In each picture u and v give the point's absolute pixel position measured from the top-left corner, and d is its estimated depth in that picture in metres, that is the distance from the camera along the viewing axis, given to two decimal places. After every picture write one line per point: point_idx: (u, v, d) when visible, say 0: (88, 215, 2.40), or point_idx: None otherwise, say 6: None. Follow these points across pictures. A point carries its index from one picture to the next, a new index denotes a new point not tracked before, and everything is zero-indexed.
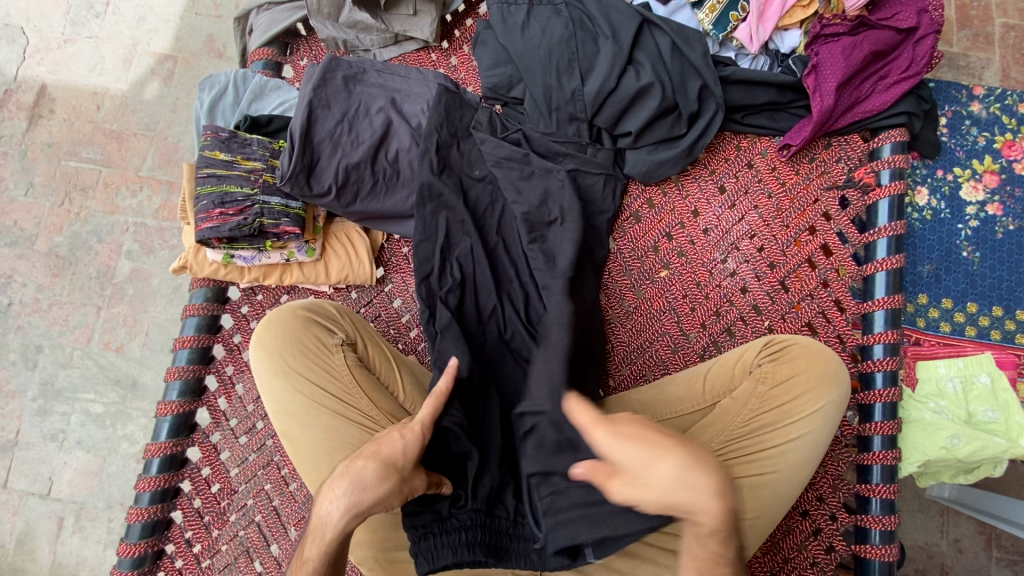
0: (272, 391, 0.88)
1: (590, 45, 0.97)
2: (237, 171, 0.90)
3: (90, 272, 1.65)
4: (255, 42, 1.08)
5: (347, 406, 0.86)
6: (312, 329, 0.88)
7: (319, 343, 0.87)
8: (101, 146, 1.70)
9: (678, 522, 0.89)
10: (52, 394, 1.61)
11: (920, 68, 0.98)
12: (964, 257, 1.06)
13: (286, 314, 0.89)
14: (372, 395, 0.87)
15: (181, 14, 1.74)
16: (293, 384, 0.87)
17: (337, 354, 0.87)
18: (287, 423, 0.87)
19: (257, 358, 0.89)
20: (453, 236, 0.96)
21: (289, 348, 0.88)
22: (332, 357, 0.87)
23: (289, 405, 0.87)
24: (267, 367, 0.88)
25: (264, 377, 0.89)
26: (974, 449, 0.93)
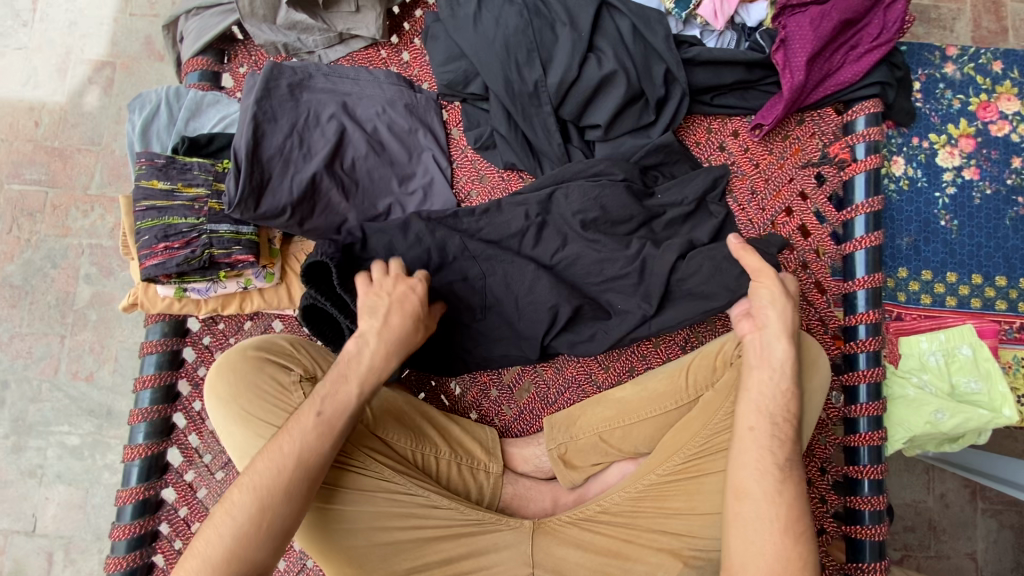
0: (234, 440, 0.83)
1: (548, 32, 0.91)
2: (179, 200, 0.84)
3: (49, 300, 1.57)
4: (186, 52, 1.00)
5: None
6: (262, 368, 0.83)
7: (275, 383, 0.83)
8: (44, 165, 1.60)
9: (668, 521, 0.88)
10: (25, 430, 1.55)
11: (892, 35, 0.94)
12: (943, 226, 1.04)
13: (235, 357, 0.84)
14: None
15: (115, 16, 1.62)
16: (255, 431, 0.82)
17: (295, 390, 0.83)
18: None
19: (214, 409, 0.85)
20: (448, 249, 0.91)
21: (244, 394, 0.83)
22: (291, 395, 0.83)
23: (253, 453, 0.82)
24: (224, 417, 0.84)
25: (226, 427, 0.84)
26: (960, 422, 0.93)
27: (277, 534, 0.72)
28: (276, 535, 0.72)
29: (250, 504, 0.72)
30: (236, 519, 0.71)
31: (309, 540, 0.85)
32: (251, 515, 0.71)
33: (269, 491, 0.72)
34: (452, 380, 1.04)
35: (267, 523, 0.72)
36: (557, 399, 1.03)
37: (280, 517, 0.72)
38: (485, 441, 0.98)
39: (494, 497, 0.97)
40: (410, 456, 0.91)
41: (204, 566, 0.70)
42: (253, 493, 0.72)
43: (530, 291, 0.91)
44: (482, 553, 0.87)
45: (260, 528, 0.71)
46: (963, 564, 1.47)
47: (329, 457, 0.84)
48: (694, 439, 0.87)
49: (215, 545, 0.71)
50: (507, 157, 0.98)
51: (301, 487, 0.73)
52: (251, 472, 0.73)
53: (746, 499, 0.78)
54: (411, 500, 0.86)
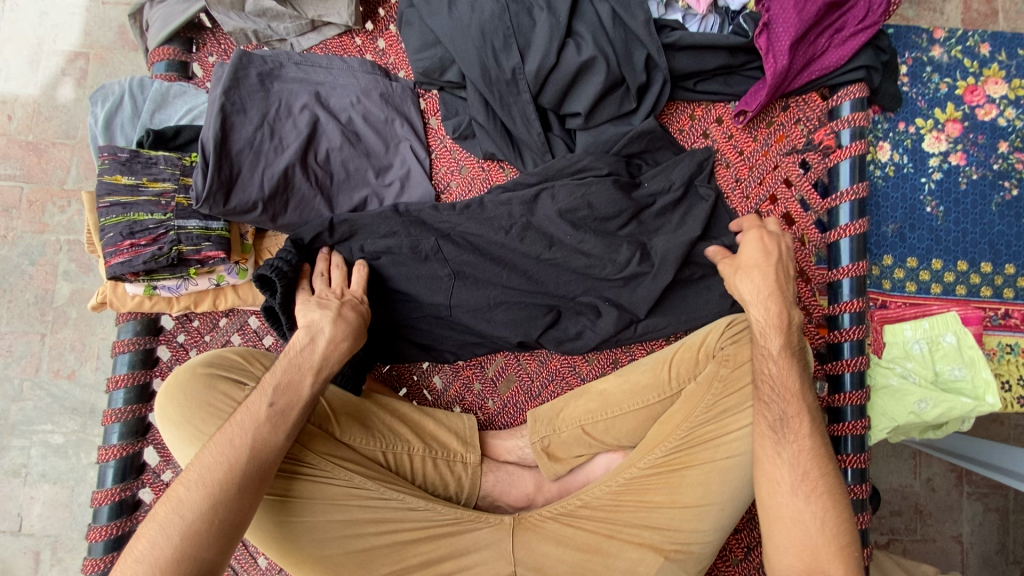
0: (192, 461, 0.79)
1: (525, 17, 0.89)
2: (145, 195, 0.82)
3: (27, 297, 1.54)
4: (152, 41, 0.97)
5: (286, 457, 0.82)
6: (216, 386, 0.81)
7: (227, 399, 0.80)
8: (18, 160, 1.56)
9: (649, 515, 0.87)
10: (7, 429, 1.53)
11: (877, 18, 0.92)
12: (928, 212, 1.03)
13: (184, 377, 0.82)
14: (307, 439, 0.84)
15: (87, 5, 1.58)
16: None
17: None
18: None
19: (168, 432, 0.81)
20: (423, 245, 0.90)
21: (196, 413, 0.79)
22: None
23: None
24: (178, 438, 0.80)
25: (180, 449, 0.80)
26: (943, 412, 0.93)
27: (228, 528, 0.69)
28: (223, 531, 0.69)
29: (200, 500, 0.69)
30: (185, 519, 0.68)
31: (284, 555, 0.84)
32: (200, 510, 0.69)
33: (220, 485, 0.70)
34: (434, 374, 1.03)
35: (219, 519, 0.69)
36: (540, 392, 1.02)
37: (229, 512, 0.70)
38: (462, 433, 0.96)
39: (473, 491, 0.96)
40: (382, 458, 0.90)
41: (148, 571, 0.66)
42: (203, 489, 0.69)
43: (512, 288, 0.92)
44: (461, 554, 0.87)
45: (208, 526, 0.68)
46: (948, 547, 1.48)
47: (295, 468, 0.83)
48: (677, 429, 0.87)
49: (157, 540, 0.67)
50: (485, 147, 0.95)
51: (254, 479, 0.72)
52: (199, 468, 0.71)
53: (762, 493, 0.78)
54: (386, 505, 0.85)
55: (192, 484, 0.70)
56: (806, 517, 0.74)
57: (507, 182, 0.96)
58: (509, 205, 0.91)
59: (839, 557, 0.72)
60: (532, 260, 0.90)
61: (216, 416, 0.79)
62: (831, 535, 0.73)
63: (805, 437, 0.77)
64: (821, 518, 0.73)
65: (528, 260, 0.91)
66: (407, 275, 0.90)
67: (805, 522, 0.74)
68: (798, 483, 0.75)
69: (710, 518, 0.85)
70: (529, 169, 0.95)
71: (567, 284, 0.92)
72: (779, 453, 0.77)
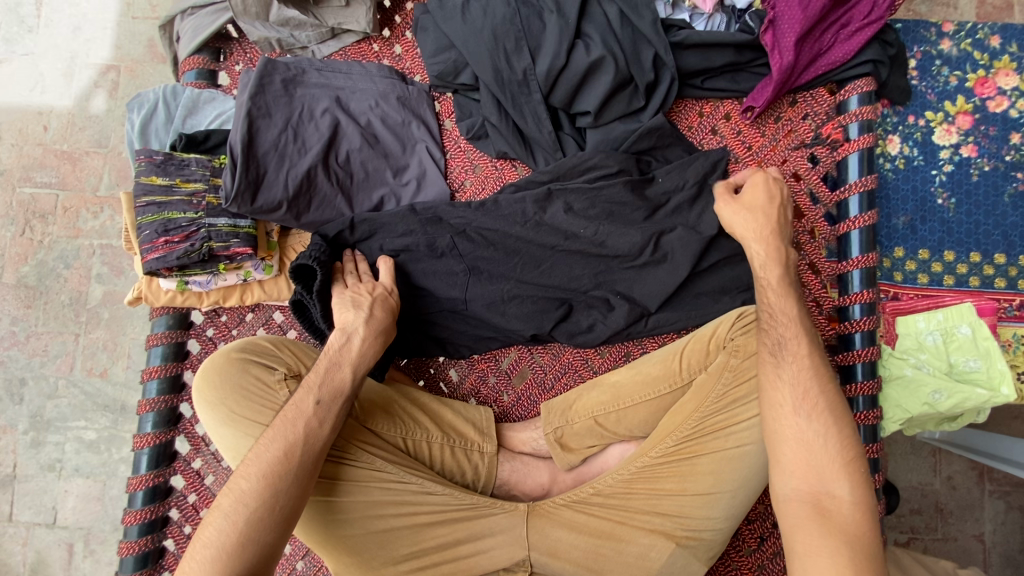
0: (224, 441, 0.84)
1: (536, 20, 0.92)
2: (178, 195, 0.86)
3: (62, 299, 1.62)
4: (182, 51, 1.02)
5: None
6: (246, 372, 0.85)
7: (260, 383, 0.84)
8: (54, 168, 1.64)
9: (660, 502, 0.89)
10: (43, 425, 1.60)
11: (883, 13, 0.93)
12: (940, 205, 1.03)
13: (220, 361, 0.86)
14: None
15: (117, 20, 1.66)
16: (242, 430, 0.83)
17: (280, 390, 0.84)
18: None
19: (203, 412, 0.86)
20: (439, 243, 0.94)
21: (230, 395, 0.84)
22: (276, 395, 0.84)
23: (244, 451, 0.83)
24: (213, 420, 0.85)
25: (215, 428, 0.85)
26: (957, 402, 0.94)
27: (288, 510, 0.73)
28: (283, 516, 0.73)
29: (262, 489, 0.72)
30: (250, 507, 0.72)
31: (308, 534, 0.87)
32: (260, 498, 0.72)
33: (277, 474, 0.74)
34: (450, 367, 1.06)
35: (280, 507, 0.73)
36: (553, 385, 1.04)
37: (288, 499, 0.74)
38: (478, 422, 0.99)
39: (489, 479, 0.98)
40: (403, 444, 0.93)
41: (216, 557, 0.70)
42: (263, 480, 0.73)
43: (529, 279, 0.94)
44: (478, 538, 0.89)
45: (272, 517, 0.72)
46: (970, 545, 1.46)
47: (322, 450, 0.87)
48: (688, 420, 0.88)
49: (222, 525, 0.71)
50: (499, 147, 0.99)
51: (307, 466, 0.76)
52: (257, 462, 0.74)
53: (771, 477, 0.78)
54: (406, 488, 0.88)
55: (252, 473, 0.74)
56: (810, 437, 0.75)
57: (519, 180, 0.99)
58: (528, 198, 0.94)
59: (843, 474, 0.73)
60: (552, 246, 0.93)
61: (249, 401, 0.83)
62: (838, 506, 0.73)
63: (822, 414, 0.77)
64: (824, 435, 0.75)
65: (547, 249, 0.94)
66: (428, 269, 0.94)
67: (809, 441, 0.75)
68: (799, 402, 0.76)
69: (721, 506, 0.87)
70: (540, 167, 0.98)
71: (582, 276, 0.94)
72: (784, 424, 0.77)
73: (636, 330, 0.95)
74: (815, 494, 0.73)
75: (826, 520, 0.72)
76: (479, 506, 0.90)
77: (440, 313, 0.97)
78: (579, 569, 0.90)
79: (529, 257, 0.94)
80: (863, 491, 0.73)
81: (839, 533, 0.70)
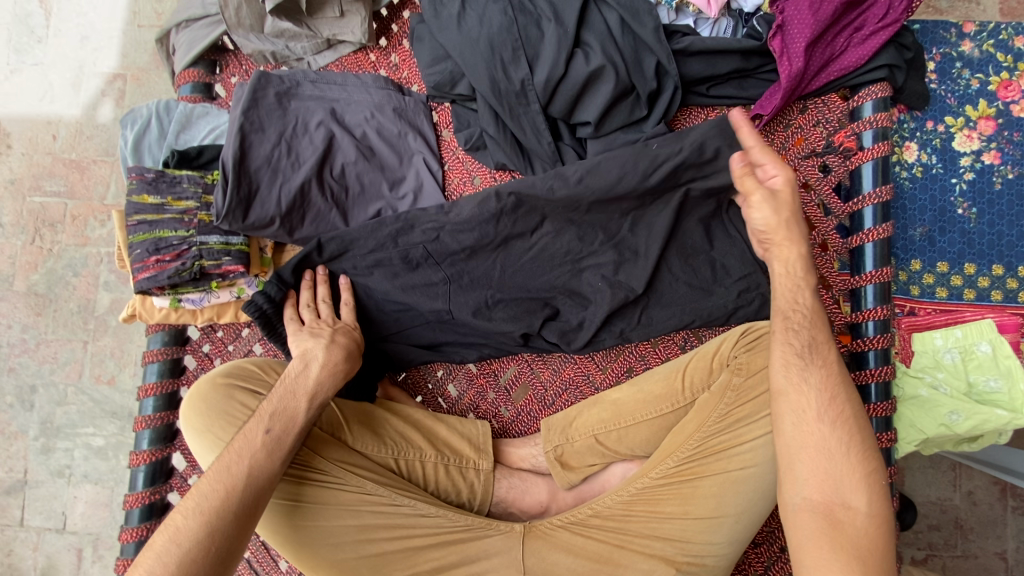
0: (212, 468, 0.83)
1: (534, 29, 0.89)
2: (170, 213, 0.86)
3: (71, 307, 1.63)
4: (178, 64, 1.02)
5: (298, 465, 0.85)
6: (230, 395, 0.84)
7: (246, 407, 0.83)
8: (63, 177, 1.65)
9: (661, 526, 0.86)
10: (53, 432, 1.62)
11: (899, 15, 0.88)
12: (960, 215, 0.98)
13: (205, 387, 0.85)
14: (320, 446, 0.87)
15: (123, 28, 1.66)
16: None
17: None
18: None
19: (190, 439, 0.84)
20: (426, 254, 0.92)
21: (216, 421, 0.83)
22: None
23: None
24: (201, 445, 0.83)
25: (202, 455, 0.84)
26: (976, 424, 0.90)
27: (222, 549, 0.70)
28: (219, 559, 0.70)
29: (198, 529, 0.70)
30: (182, 547, 0.69)
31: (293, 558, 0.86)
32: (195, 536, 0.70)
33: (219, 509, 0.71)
34: (449, 382, 1.04)
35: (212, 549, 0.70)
36: (554, 401, 1.01)
37: (225, 541, 0.71)
38: (474, 439, 0.97)
39: (485, 497, 0.96)
40: (394, 465, 0.92)
41: None
42: (201, 517, 0.71)
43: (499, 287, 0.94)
44: (472, 561, 0.87)
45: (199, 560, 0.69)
46: (991, 564, 1.40)
47: (307, 474, 0.85)
48: (689, 440, 0.85)
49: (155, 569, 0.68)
50: (496, 158, 0.96)
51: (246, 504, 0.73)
52: (196, 496, 0.72)
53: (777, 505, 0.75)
54: (398, 511, 0.87)
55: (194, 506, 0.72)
56: (832, 444, 0.73)
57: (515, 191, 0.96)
58: (491, 195, 0.89)
59: (862, 484, 0.71)
60: (523, 250, 0.92)
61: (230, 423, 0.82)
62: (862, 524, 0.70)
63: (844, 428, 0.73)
64: (846, 443, 0.72)
65: (518, 250, 0.92)
66: (422, 284, 0.92)
67: (829, 451, 0.72)
68: (825, 408, 0.73)
69: (724, 530, 0.84)
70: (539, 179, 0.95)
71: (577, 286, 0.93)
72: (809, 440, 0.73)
73: (629, 328, 0.95)
74: (828, 504, 0.71)
75: (837, 532, 0.69)
76: (458, 531, 0.88)
77: (437, 329, 0.96)
78: None
79: (523, 268, 0.93)
80: (879, 501, 0.71)
81: (850, 548, 0.68)
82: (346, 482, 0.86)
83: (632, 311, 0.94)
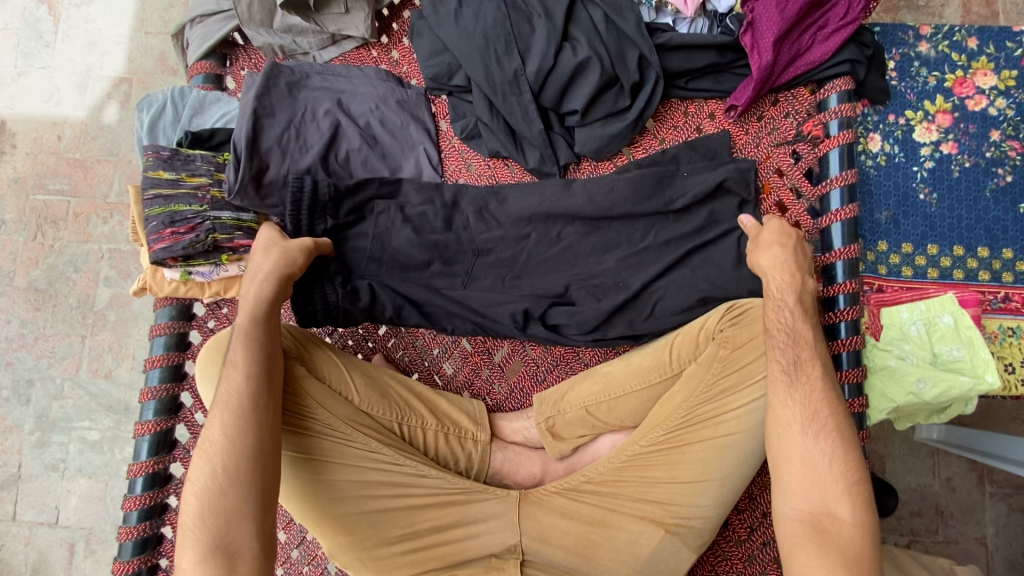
0: None
1: (525, 24, 0.97)
2: (184, 188, 0.91)
3: (71, 302, 1.66)
4: (191, 56, 1.08)
5: (308, 420, 0.89)
6: (254, 336, 0.82)
7: None
8: (67, 176, 1.69)
9: (650, 490, 0.91)
10: (48, 425, 1.62)
11: (857, 15, 0.97)
12: (922, 200, 1.06)
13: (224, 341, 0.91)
14: (327, 403, 0.90)
15: (132, 35, 1.73)
16: None
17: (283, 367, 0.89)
18: None
19: (204, 390, 0.90)
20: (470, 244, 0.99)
21: None
22: None
23: None
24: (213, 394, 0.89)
25: None
26: (941, 391, 0.96)
27: (251, 505, 0.76)
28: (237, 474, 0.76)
29: (222, 446, 0.78)
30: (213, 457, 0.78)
31: (306, 513, 0.91)
32: (205, 515, 0.75)
33: (220, 492, 0.76)
34: (444, 359, 1.08)
35: (227, 541, 0.74)
36: (545, 377, 1.06)
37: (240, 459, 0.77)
38: (473, 414, 1.01)
39: (482, 466, 1.00)
40: (397, 429, 0.95)
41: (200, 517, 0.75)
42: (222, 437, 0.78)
43: (541, 239, 0.99)
44: (469, 522, 0.92)
45: (223, 553, 0.74)
46: (972, 549, 1.45)
47: (320, 429, 0.90)
48: (678, 409, 0.90)
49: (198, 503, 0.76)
50: (490, 146, 1.03)
51: (245, 486, 0.76)
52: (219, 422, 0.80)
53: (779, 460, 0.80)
54: (399, 470, 0.91)
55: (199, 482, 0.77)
56: (816, 454, 0.77)
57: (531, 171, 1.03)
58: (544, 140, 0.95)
59: (847, 497, 0.75)
60: (555, 245, 0.98)
61: (250, 362, 0.81)
62: (840, 476, 0.76)
63: (817, 378, 0.80)
64: (829, 455, 0.77)
65: (551, 242, 0.99)
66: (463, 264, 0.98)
67: (814, 462, 0.77)
68: (807, 421, 0.78)
69: (710, 494, 0.89)
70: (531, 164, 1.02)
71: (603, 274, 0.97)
72: (792, 396, 0.79)
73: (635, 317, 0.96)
74: (814, 514, 0.75)
75: (824, 539, 0.73)
76: (468, 505, 0.92)
77: (437, 297, 0.98)
78: (570, 555, 0.91)
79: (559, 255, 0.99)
80: (865, 513, 0.74)
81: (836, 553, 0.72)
82: (353, 442, 0.90)
83: (642, 303, 0.96)
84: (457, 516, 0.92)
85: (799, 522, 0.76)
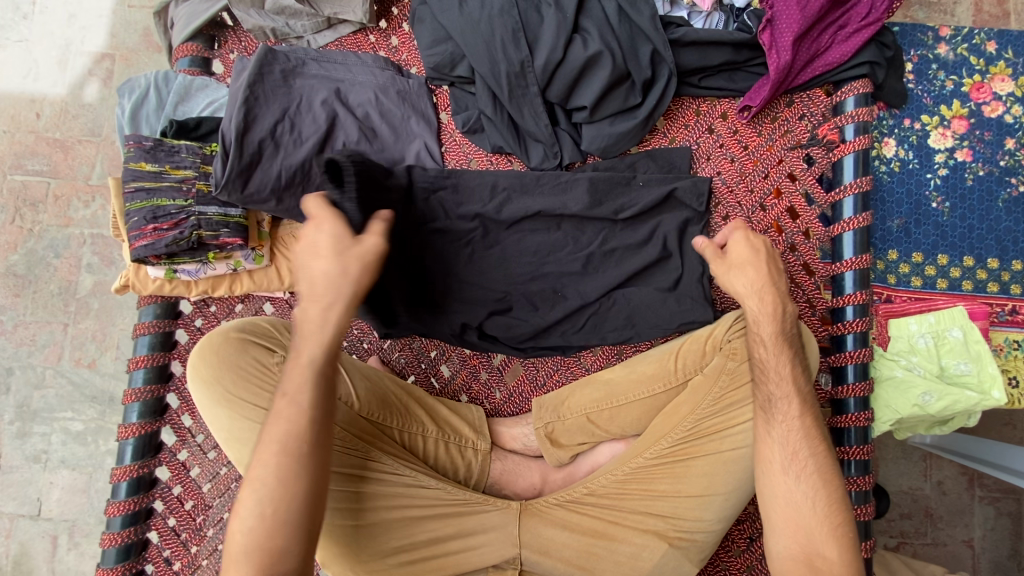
0: (219, 421, 0.85)
1: (534, 14, 0.92)
2: (167, 181, 0.86)
3: (52, 289, 1.60)
4: (177, 38, 1.02)
5: None
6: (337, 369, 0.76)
7: (259, 364, 0.85)
8: (46, 156, 1.62)
9: (653, 503, 0.89)
10: (29, 416, 1.58)
11: (880, 14, 0.93)
12: (934, 208, 1.03)
13: (218, 340, 0.87)
14: None
15: (113, 7, 1.64)
16: (240, 412, 0.85)
17: (280, 372, 0.85)
18: (241, 451, 0.85)
19: (196, 390, 0.86)
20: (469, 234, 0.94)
21: (227, 374, 0.85)
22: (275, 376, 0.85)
23: (239, 433, 0.85)
24: (207, 398, 0.86)
25: (209, 408, 0.86)
26: (947, 405, 0.94)
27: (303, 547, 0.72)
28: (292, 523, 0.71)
29: (275, 490, 0.71)
30: (264, 502, 0.71)
31: None
32: (253, 554, 0.70)
33: (269, 534, 0.71)
34: (442, 362, 1.04)
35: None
36: (546, 382, 1.03)
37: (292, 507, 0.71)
38: (473, 422, 0.99)
39: (482, 475, 0.98)
40: (397, 436, 0.93)
41: (252, 559, 0.70)
42: (275, 478, 0.72)
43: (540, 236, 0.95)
44: (468, 534, 0.89)
45: None
46: (960, 551, 1.46)
47: None
48: (681, 423, 0.88)
49: (246, 547, 0.71)
50: (495, 141, 0.98)
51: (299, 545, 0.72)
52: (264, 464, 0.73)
53: (785, 482, 0.78)
54: (399, 480, 0.88)
55: (243, 531, 0.71)
56: (798, 496, 0.77)
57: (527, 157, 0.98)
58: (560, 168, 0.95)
59: (832, 538, 0.74)
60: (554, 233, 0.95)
61: (314, 407, 0.74)
62: (823, 513, 0.76)
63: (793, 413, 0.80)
64: (811, 496, 0.76)
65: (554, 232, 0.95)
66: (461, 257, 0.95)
67: (796, 499, 0.77)
68: (787, 461, 0.78)
69: (713, 508, 0.87)
70: (535, 163, 0.98)
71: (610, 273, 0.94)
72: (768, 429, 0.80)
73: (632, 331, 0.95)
74: (806, 554, 0.75)
75: None
76: (467, 518, 0.90)
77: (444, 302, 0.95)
78: (570, 567, 0.89)
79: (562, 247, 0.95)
80: (850, 552, 0.74)
81: None
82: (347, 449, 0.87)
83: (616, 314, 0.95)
84: (457, 532, 0.89)
85: (792, 560, 0.76)
